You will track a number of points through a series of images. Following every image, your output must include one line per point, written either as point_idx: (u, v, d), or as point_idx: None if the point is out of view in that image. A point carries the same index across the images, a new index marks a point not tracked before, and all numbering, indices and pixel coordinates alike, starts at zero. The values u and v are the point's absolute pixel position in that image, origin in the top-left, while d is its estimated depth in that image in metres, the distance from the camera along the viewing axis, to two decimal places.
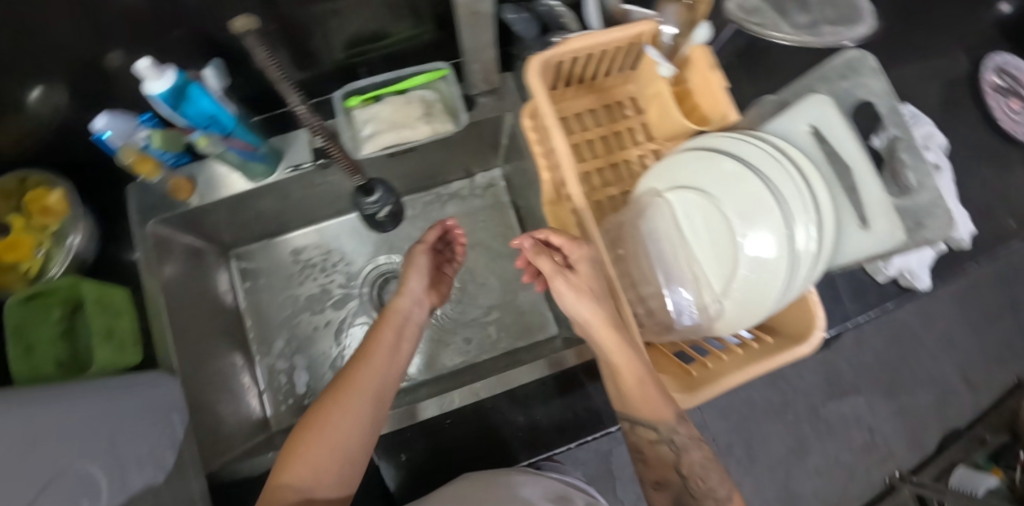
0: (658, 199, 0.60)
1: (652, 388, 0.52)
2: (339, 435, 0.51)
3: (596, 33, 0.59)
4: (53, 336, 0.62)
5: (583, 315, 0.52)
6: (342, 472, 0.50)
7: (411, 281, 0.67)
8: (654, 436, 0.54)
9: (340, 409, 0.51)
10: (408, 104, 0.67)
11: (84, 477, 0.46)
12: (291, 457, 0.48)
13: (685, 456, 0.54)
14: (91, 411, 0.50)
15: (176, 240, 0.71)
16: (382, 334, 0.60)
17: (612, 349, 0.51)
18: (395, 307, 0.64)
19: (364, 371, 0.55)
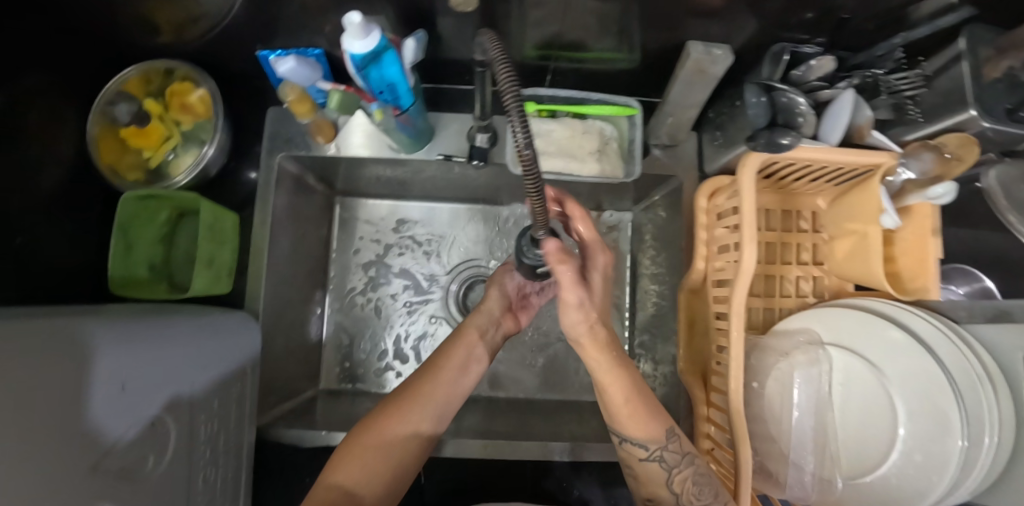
0: (821, 351, 0.53)
1: (644, 410, 0.48)
2: (392, 448, 0.48)
3: (828, 149, 0.52)
4: (154, 238, 0.61)
5: (597, 369, 0.49)
6: (386, 484, 0.47)
7: (489, 299, 0.64)
8: (663, 492, 0.48)
9: (400, 416, 0.51)
10: (585, 133, 0.61)
11: (157, 425, 0.44)
12: (352, 457, 0.46)
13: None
14: (170, 350, 0.47)
15: (293, 178, 0.67)
16: (454, 353, 0.58)
17: (602, 372, 0.49)
18: (471, 322, 0.62)
19: (432, 389, 0.54)
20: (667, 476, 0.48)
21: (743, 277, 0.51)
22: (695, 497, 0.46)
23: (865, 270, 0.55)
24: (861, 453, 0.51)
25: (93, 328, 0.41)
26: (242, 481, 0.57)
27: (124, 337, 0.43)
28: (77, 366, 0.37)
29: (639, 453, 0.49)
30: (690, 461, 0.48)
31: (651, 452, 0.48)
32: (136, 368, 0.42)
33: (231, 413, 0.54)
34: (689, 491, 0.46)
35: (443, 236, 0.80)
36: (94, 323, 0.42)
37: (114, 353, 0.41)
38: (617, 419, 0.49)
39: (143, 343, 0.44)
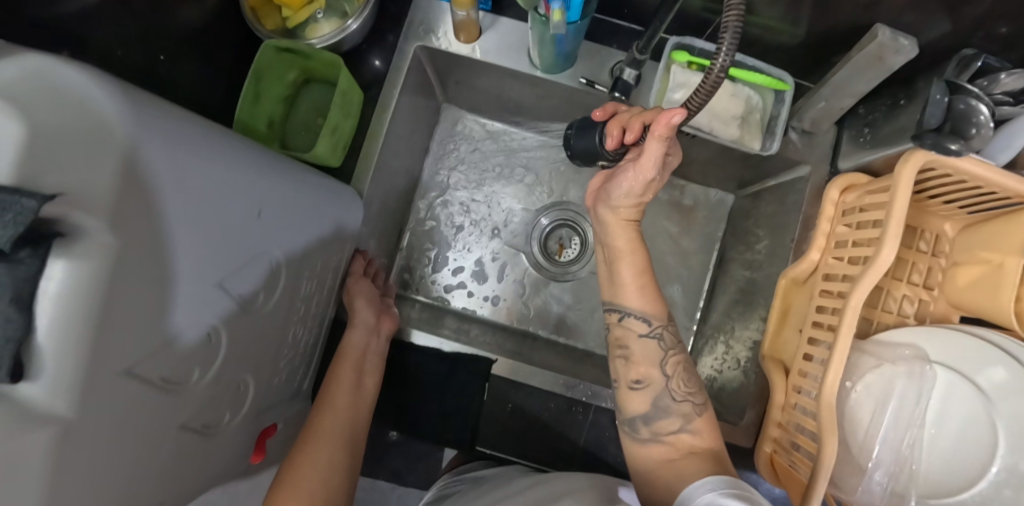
0: (928, 368, 0.51)
1: (654, 290, 0.56)
2: (317, 485, 0.46)
3: (991, 167, 0.50)
4: (278, 94, 0.61)
5: (616, 241, 0.57)
6: None
7: (359, 311, 0.59)
8: (653, 373, 0.53)
9: (311, 451, 0.48)
10: (734, 96, 0.59)
11: (272, 264, 0.44)
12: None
13: (684, 414, 0.51)
14: (292, 193, 0.46)
15: (420, 74, 0.66)
16: (342, 378, 0.55)
17: (623, 242, 0.56)
18: (349, 342, 0.57)
19: (329, 417, 0.52)
20: (663, 356, 0.54)
21: (871, 274, 0.50)
22: (682, 383, 0.53)
23: (992, 301, 0.53)
24: (941, 476, 0.50)
25: (228, 142, 0.39)
26: (316, 349, 0.58)
27: (267, 170, 0.43)
28: (227, 179, 0.37)
29: (639, 327, 0.54)
30: (681, 349, 0.55)
31: (651, 328, 0.54)
32: (262, 199, 0.41)
33: (325, 278, 0.55)
34: (679, 375, 0.53)
35: (539, 172, 0.78)
36: (248, 149, 0.43)
37: (257, 183, 0.41)
38: (620, 287, 0.56)
39: (273, 180, 0.43)
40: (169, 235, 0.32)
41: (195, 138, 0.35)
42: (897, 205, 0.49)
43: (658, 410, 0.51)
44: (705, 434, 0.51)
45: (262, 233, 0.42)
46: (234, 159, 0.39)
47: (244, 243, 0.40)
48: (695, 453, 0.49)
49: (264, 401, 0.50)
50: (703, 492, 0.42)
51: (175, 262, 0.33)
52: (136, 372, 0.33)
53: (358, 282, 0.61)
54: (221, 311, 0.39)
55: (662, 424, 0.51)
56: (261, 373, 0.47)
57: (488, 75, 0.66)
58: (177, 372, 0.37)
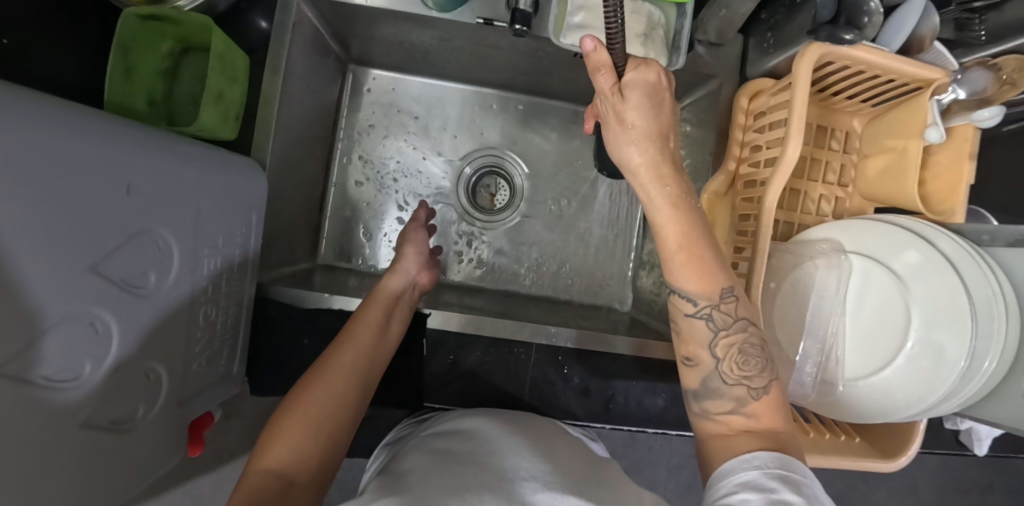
0: (844, 257, 0.53)
1: (708, 265, 0.44)
2: (327, 409, 0.44)
3: (885, 53, 0.51)
4: (155, 67, 0.56)
5: (653, 207, 0.45)
6: (322, 445, 0.43)
7: (405, 262, 0.63)
8: (703, 353, 0.45)
9: (323, 383, 0.46)
10: (633, 14, 0.58)
11: (155, 241, 0.41)
12: (274, 440, 0.41)
13: (738, 397, 0.44)
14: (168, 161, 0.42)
15: (312, 28, 0.62)
16: (370, 317, 0.53)
17: (664, 216, 0.44)
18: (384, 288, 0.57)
19: (346, 356, 0.49)
20: (712, 336, 0.45)
21: (783, 173, 0.50)
22: (736, 366, 0.44)
23: (898, 187, 0.55)
24: (866, 359, 0.52)
25: (70, 110, 0.35)
26: (240, 331, 0.55)
27: (133, 139, 0.39)
28: (83, 152, 0.33)
29: (684, 308, 0.46)
30: (740, 328, 0.45)
31: (699, 309, 0.45)
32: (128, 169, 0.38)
33: (234, 255, 0.52)
34: (732, 358, 0.45)
35: (459, 122, 0.76)
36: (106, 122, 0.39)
37: (125, 157, 0.37)
38: (669, 265, 0.45)
39: (136, 149, 0.39)
40: (22, 211, 0.29)
41: (37, 109, 0.31)
42: (799, 97, 0.49)
43: (708, 390, 0.45)
44: (767, 418, 0.43)
45: (135, 210, 0.38)
46: (86, 129, 0.35)
47: (113, 219, 0.36)
48: (752, 434, 0.42)
49: (182, 390, 0.47)
50: (745, 468, 0.39)
51: (32, 244, 0.30)
52: (7, 370, 0.29)
53: (416, 236, 0.67)
54: (100, 296, 0.36)
55: (713, 403, 0.45)
56: (172, 360, 0.45)
57: (386, 22, 0.62)
58: (61, 362, 0.34)
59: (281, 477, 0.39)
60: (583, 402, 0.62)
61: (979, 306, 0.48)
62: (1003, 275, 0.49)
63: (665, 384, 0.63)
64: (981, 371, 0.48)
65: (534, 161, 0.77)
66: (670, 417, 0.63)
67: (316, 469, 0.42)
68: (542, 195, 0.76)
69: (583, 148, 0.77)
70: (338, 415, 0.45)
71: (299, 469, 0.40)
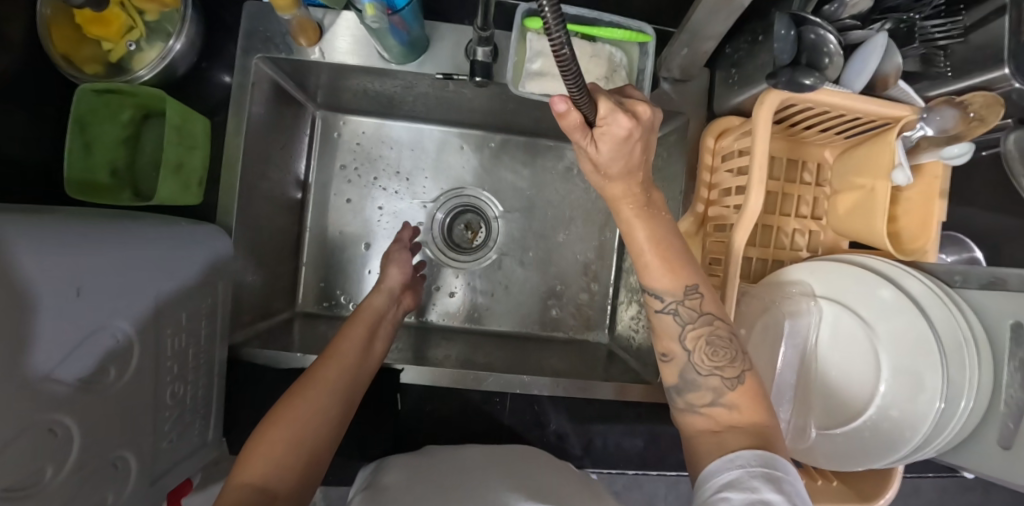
0: (813, 303, 0.53)
1: (677, 261, 0.47)
2: (311, 420, 0.45)
3: (849, 94, 0.49)
4: (116, 137, 0.56)
5: (623, 221, 0.48)
6: (303, 461, 0.43)
7: (389, 281, 0.65)
8: (675, 346, 0.47)
9: (307, 396, 0.47)
10: (594, 57, 0.56)
11: (119, 337, 0.41)
12: (256, 451, 0.41)
13: (715, 387, 0.45)
14: (122, 251, 0.43)
15: (274, 84, 0.63)
16: (353, 337, 0.55)
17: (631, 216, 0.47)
18: (367, 308, 0.60)
19: (330, 370, 0.50)
20: (681, 330, 0.47)
21: (746, 221, 0.50)
22: (707, 356, 0.46)
23: (868, 226, 0.53)
24: (838, 407, 0.52)
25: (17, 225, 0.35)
26: (214, 397, 0.56)
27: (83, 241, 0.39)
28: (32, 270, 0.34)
29: (653, 305, 0.48)
30: (710, 319, 0.47)
31: (666, 304, 0.47)
32: (78, 271, 0.38)
33: (200, 326, 0.52)
34: (702, 350, 0.46)
35: (431, 162, 0.76)
36: (57, 226, 0.39)
37: (76, 262, 0.38)
38: (644, 265, 0.48)
39: (86, 247, 0.40)
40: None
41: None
42: (761, 129, 0.49)
43: (688, 384, 0.46)
44: (746, 407, 0.44)
45: (88, 311, 0.38)
46: (34, 246, 0.35)
47: (66, 323, 0.37)
48: (737, 428, 0.43)
49: (155, 467, 0.48)
50: (729, 469, 0.39)
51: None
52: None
53: (399, 256, 0.68)
54: (58, 401, 0.36)
55: (695, 395, 0.46)
56: (141, 445, 0.45)
57: (347, 75, 0.62)
58: (23, 476, 0.34)
59: (262, 491, 0.39)
60: (560, 447, 0.63)
61: (949, 353, 0.47)
62: (974, 319, 0.48)
63: (643, 427, 0.63)
64: (956, 419, 0.47)
65: (507, 197, 0.76)
66: (649, 460, 0.63)
67: (297, 485, 0.42)
68: (517, 231, 0.76)
69: (556, 181, 0.76)
70: (321, 428, 0.45)
71: (280, 486, 0.40)
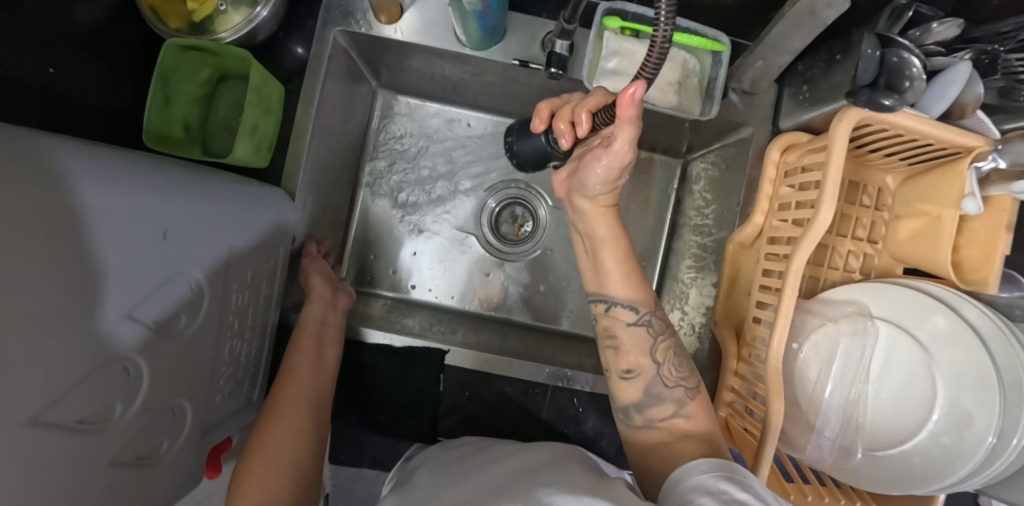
0: (870, 322, 0.52)
1: (639, 276, 0.52)
2: (286, 446, 0.46)
3: (925, 119, 0.50)
4: (192, 95, 0.57)
5: (588, 218, 0.52)
6: (291, 478, 0.44)
7: (314, 287, 0.60)
8: (642, 360, 0.50)
9: (275, 422, 0.47)
10: (668, 61, 0.58)
11: (194, 286, 0.42)
12: (243, 482, 0.42)
13: (677, 399, 0.48)
14: (203, 202, 0.43)
15: (347, 57, 0.64)
16: (303, 352, 0.54)
17: (606, 232, 0.51)
18: (307, 318, 0.57)
19: (293, 392, 0.50)
20: (652, 343, 0.51)
21: (813, 235, 0.49)
22: (673, 368, 0.50)
23: (931, 253, 0.53)
24: (885, 431, 0.52)
25: (113, 163, 0.36)
26: (263, 359, 0.57)
27: (168, 188, 0.40)
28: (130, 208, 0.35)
29: (626, 316, 0.52)
30: (670, 334, 0.52)
31: (639, 316, 0.51)
32: (164, 215, 0.38)
33: (260, 287, 0.53)
34: (670, 362, 0.50)
35: (484, 152, 0.77)
36: (148, 168, 0.40)
37: (164, 204, 0.38)
38: (604, 277, 0.52)
39: (173, 193, 0.40)
40: (64, 270, 0.29)
41: (81, 171, 0.32)
42: (839, 144, 0.49)
43: (650, 398, 0.49)
44: (700, 418, 0.48)
45: (168, 255, 0.39)
46: (127, 185, 0.36)
47: (150, 265, 0.37)
48: (691, 437, 0.46)
49: (206, 421, 0.48)
50: (694, 481, 0.38)
51: (75, 300, 0.31)
52: (46, 420, 0.30)
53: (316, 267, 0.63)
54: (133, 342, 0.36)
55: (656, 410, 0.49)
56: (198, 396, 0.46)
57: (417, 56, 0.63)
58: (97, 410, 0.34)
59: None
60: (595, 444, 0.63)
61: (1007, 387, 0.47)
62: None
63: None
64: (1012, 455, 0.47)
65: (556, 194, 0.77)
66: None
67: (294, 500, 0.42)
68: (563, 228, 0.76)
69: None
70: (297, 450, 0.46)
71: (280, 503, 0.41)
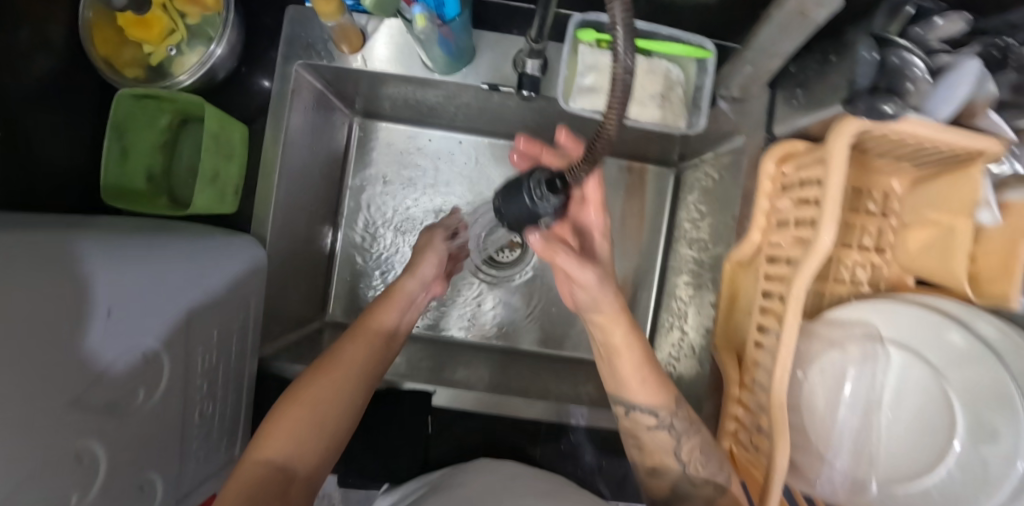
0: (879, 347, 0.48)
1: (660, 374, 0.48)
2: (354, 367, 0.50)
3: (929, 126, 0.45)
4: (152, 143, 0.55)
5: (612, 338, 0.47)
6: (272, 469, 0.41)
7: (422, 263, 0.61)
8: (668, 460, 0.49)
9: (299, 410, 0.45)
10: (649, 74, 0.54)
11: (150, 357, 0.39)
12: (271, 430, 0.44)
13: (709, 497, 0.46)
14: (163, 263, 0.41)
15: (314, 89, 0.61)
16: (383, 308, 0.56)
17: (619, 340, 0.47)
18: (398, 288, 0.59)
19: (314, 394, 0.46)
20: (676, 444, 0.48)
21: (812, 261, 0.45)
22: (699, 468, 0.47)
23: (946, 268, 0.49)
24: (907, 459, 0.47)
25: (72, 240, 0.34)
26: (243, 413, 0.55)
27: (127, 260, 0.37)
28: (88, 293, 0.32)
29: (646, 420, 0.49)
30: (698, 432, 0.48)
31: (661, 420, 0.48)
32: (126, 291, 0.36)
33: (231, 343, 0.50)
34: (696, 460, 0.47)
35: (467, 174, 0.75)
36: (99, 240, 0.37)
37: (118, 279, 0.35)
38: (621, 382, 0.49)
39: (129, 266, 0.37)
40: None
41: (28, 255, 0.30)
42: (836, 165, 0.45)
43: (682, 494, 0.48)
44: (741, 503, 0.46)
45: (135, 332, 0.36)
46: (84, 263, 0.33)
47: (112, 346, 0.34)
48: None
49: (183, 489, 0.46)
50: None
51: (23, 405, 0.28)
52: None
53: (432, 238, 0.63)
54: (92, 426, 0.34)
55: (659, 481, 0.51)
56: (168, 464, 0.43)
57: (388, 84, 0.61)
58: None
59: (277, 472, 0.41)
60: (595, 479, 0.62)
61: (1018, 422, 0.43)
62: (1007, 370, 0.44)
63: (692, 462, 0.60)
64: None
65: None
66: None
67: (317, 464, 0.44)
68: None
69: None
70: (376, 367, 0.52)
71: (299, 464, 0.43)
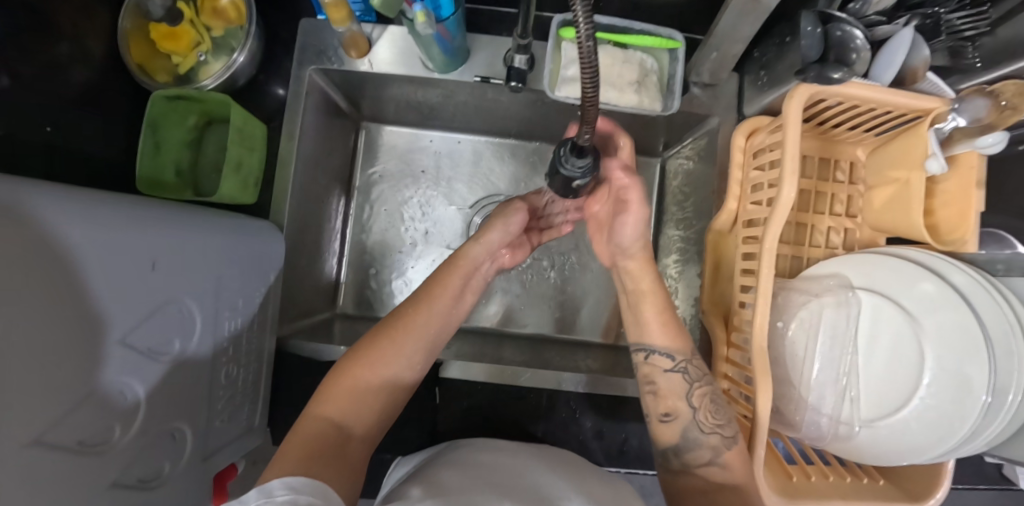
0: (852, 294, 0.52)
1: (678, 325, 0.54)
2: (420, 332, 0.53)
3: (878, 88, 0.50)
4: (180, 141, 0.61)
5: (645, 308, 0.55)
6: (330, 428, 0.45)
7: (493, 230, 0.61)
8: (679, 407, 0.51)
9: (362, 368, 0.49)
10: (626, 63, 0.60)
11: (179, 313, 0.43)
12: (334, 388, 0.47)
13: (715, 447, 0.49)
14: (196, 232, 0.46)
15: (325, 93, 0.68)
16: (451, 277, 0.57)
17: (648, 285, 0.55)
18: (466, 254, 0.59)
19: (374, 354, 0.50)
20: (687, 389, 0.51)
21: (779, 213, 0.50)
22: (709, 415, 0.50)
23: (906, 219, 0.53)
24: (879, 397, 0.50)
25: (116, 202, 0.39)
26: (262, 385, 0.59)
27: (163, 223, 0.42)
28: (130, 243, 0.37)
29: (663, 363, 0.53)
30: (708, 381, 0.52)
31: (677, 363, 0.52)
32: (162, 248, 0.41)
33: (251, 315, 0.55)
34: (707, 407, 0.50)
35: (466, 171, 0.81)
36: (139, 207, 0.42)
37: (153, 238, 0.40)
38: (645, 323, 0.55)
39: (165, 229, 0.42)
40: (54, 287, 0.31)
41: (87, 207, 0.35)
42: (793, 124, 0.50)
43: (688, 443, 0.50)
44: (740, 470, 0.48)
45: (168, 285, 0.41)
46: (126, 221, 0.38)
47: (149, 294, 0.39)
48: (731, 489, 0.48)
49: (207, 446, 0.49)
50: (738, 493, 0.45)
51: (79, 328, 0.33)
52: (47, 440, 0.31)
53: (509, 210, 0.62)
54: (130, 364, 0.38)
55: (693, 456, 0.50)
56: (195, 418, 0.47)
57: (392, 85, 0.67)
58: (96, 433, 0.36)
59: (338, 428, 0.45)
60: (595, 447, 0.65)
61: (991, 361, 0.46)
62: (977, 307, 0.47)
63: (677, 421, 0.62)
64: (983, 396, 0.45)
65: None
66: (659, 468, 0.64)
67: (372, 423, 0.48)
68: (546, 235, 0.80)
69: None
70: (432, 342, 0.53)
71: (354, 421, 0.47)
